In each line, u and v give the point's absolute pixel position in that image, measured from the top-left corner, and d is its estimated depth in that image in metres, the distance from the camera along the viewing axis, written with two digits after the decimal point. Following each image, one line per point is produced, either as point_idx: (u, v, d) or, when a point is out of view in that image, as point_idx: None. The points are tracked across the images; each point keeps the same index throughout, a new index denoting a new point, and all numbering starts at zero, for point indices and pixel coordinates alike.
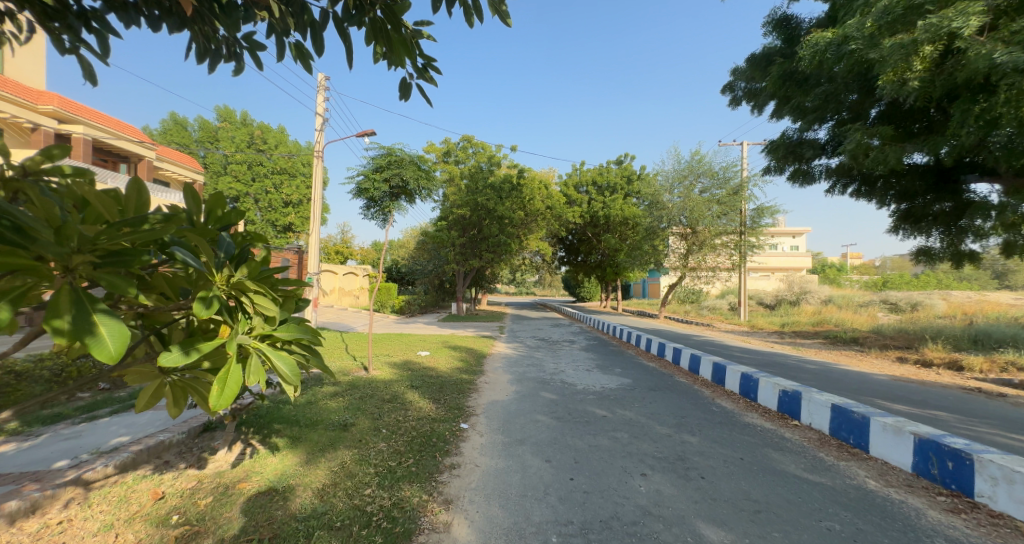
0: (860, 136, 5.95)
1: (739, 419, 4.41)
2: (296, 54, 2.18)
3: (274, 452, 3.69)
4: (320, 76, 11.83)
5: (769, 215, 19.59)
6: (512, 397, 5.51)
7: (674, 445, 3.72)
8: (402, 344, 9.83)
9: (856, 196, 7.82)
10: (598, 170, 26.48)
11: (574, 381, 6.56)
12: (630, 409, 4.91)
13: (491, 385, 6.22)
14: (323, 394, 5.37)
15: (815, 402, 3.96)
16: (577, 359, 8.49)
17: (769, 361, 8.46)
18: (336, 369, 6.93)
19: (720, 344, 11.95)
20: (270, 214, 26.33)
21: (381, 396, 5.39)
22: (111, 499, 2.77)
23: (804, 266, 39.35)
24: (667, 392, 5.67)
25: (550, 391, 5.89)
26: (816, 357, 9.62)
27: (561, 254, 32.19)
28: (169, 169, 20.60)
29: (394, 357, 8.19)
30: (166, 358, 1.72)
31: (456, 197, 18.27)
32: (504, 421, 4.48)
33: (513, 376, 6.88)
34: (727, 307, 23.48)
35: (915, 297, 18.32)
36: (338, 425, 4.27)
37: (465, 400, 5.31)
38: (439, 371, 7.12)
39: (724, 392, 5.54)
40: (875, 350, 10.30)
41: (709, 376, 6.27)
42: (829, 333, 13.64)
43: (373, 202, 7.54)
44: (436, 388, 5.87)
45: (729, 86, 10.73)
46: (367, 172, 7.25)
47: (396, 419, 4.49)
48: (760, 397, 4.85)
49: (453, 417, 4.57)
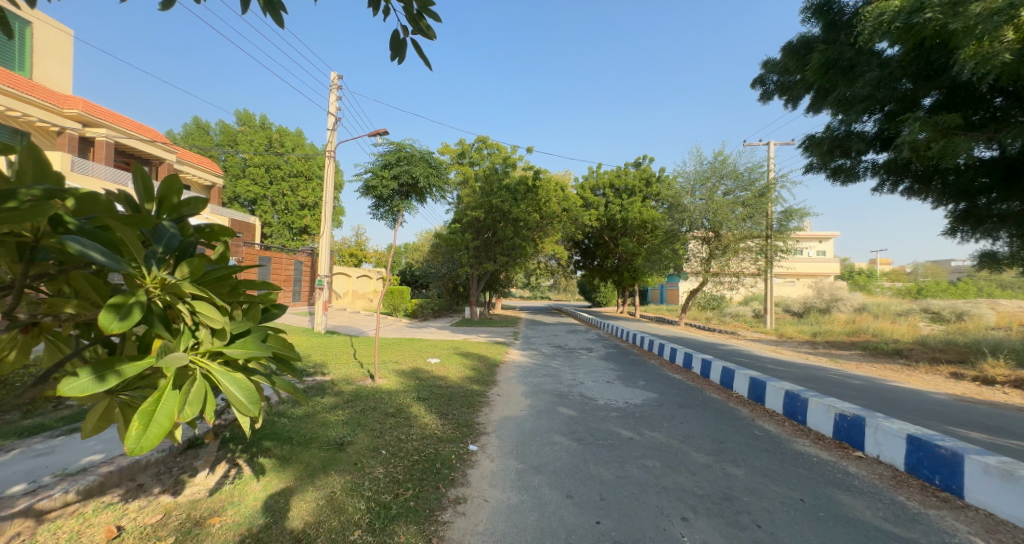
0: (919, 126, 5.11)
1: (787, 446, 3.84)
2: (264, 4, 1.76)
3: (260, 476, 3.28)
4: (333, 74, 11.57)
5: (798, 218, 18.67)
6: (527, 413, 5.02)
7: (718, 479, 3.18)
8: (412, 350, 9.43)
9: (907, 193, 7.23)
10: (616, 173, 25.85)
11: (594, 394, 6.03)
12: (659, 430, 4.38)
13: (504, 398, 5.73)
14: (322, 406, 4.97)
15: (884, 432, 3.37)
16: (596, 370, 7.95)
17: (808, 375, 7.76)
18: (339, 377, 6.53)
19: (750, 354, 11.21)
20: (287, 216, 26.50)
21: (384, 409, 4.96)
22: (59, 537, 2.36)
23: (832, 272, 37.92)
24: (699, 410, 5.10)
25: (568, 406, 5.38)
26: (856, 371, 8.89)
27: (577, 258, 31.61)
28: (190, 172, 20.82)
29: (402, 364, 7.78)
30: (69, 386, 1.27)
31: (471, 199, 17.95)
32: (518, 443, 4.00)
33: (528, 388, 6.39)
34: (751, 313, 22.58)
35: (958, 306, 17.18)
36: (335, 443, 3.85)
37: (476, 416, 4.83)
38: (449, 381, 6.67)
39: (765, 411, 4.95)
40: (921, 365, 9.49)
41: (744, 392, 5.67)
42: (867, 344, 12.76)
43: (382, 201, 7.18)
44: (444, 401, 5.42)
45: (761, 79, 10.19)
46: (375, 169, 6.91)
47: (398, 437, 4.05)
48: (810, 420, 4.27)
49: (461, 437, 4.11)
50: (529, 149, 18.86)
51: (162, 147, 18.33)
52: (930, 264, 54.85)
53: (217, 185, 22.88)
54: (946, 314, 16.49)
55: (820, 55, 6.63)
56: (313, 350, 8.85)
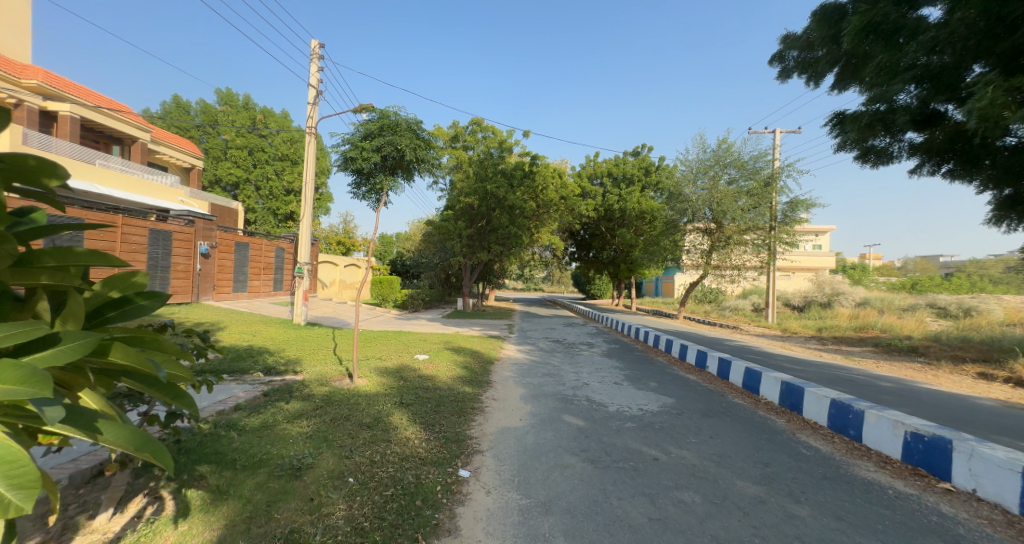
0: (997, 88, 4.35)
1: (851, 473, 3.12)
2: None
3: (182, 517, 2.46)
4: (313, 43, 10.52)
5: (803, 209, 18.09)
6: (528, 424, 4.28)
7: (781, 525, 2.44)
8: (399, 346, 8.63)
9: (949, 175, 6.61)
10: (614, 161, 25.06)
11: (602, 399, 5.28)
12: (688, 448, 3.65)
13: (501, 405, 4.96)
14: (285, 416, 4.14)
15: (984, 460, 2.67)
16: (600, 368, 7.24)
17: (831, 375, 7.11)
18: (312, 378, 5.70)
19: (760, 351, 10.56)
20: (271, 202, 25.42)
21: (359, 418, 4.16)
22: None
23: (828, 265, 37.72)
24: (729, 421, 4.38)
25: (575, 414, 4.64)
26: (877, 370, 8.29)
27: (572, 249, 30.93)
28: (165, 152, 19.70)
29: (386, 362, 6.97)
30: None
31: (465, 185, 17.07)
32: (520, 466, 3.26)
33: (527, 391, 5.64)
34: (750, 307, 22.07)
35: (966, 301, 16.77)
36: (290, 464, 3.06)
37: (467, 428, 4.06)
38: (438, 381, 5.91)
39: (805, 422, 4.24)
40: (943, 364, 8.90)
41: (774, 398, 4.98)
42: (878, 340, 12.20)
43: (364, 178, 6.35)
44: (431, 407, 4.64)
45: (778, 55, 9.53)
46: (354, 139, 6.03)
47: (371, 457, 3.28)
48: (868, 437, 3.57)
49: (450, 458, 3.34)
50: (525, 134, 17.96)
51: (133, 124, 17.33)
52: (919, 258, 55.19)
53: (197, 167, 21.74)
54: (953, 310, 16.06)
55: (860, 16, 5.85)
56: (288, 345, 7.98)
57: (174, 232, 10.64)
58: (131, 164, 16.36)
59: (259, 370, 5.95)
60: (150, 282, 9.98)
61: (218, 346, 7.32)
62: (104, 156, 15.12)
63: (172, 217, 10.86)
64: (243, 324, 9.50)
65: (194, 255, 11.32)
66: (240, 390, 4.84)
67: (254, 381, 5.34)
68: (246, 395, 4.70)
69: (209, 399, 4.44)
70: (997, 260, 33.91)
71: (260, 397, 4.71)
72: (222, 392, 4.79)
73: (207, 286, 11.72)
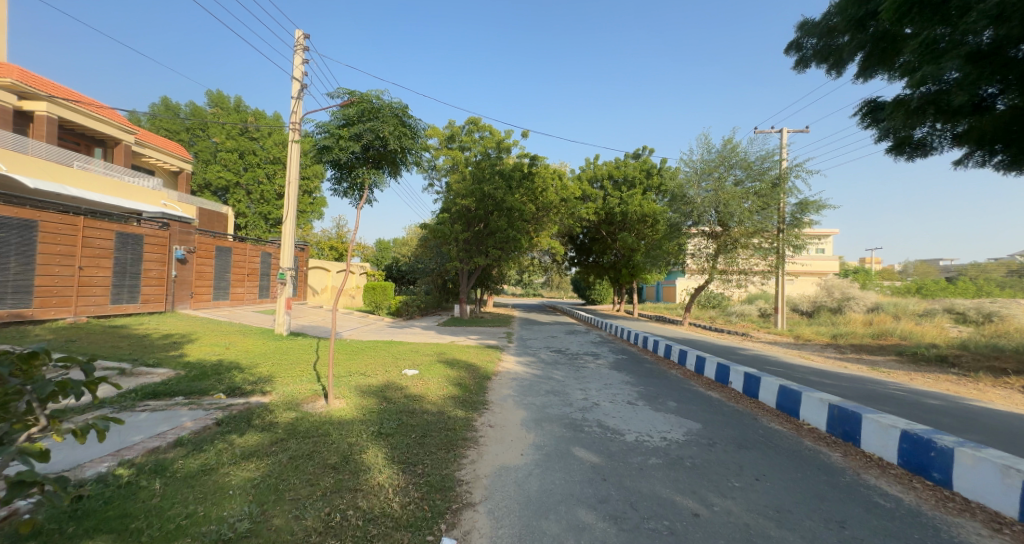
0: None
1: (958, 538, 2.37)
2: None
3: None
4: (298, 33, 9.84)
5: (814, 211, 17.41)
6: (531, 461, 3.52)
7: None
8: (387, 358, 7.86)
9: (1000, 165, 6.01)
10: (615, 164, 24.48)
11: (618, 425, 4.50)
12: (736, 498, 2.89)
13: (498, 434, 4.20)
14: (234, 454, 3.36)
15: None
16: (610, 384, 6.48)
17: (867, 391, 6.35)
18: (280, 400, 4.96)
19: (778, 361, 9.81)
20: (262, 206, 24.81)
21: (324, 455, 3.38)
22: None
23: (832, 269, 37.29)
24: (774, 456, 3.63)
25: (587, 446, 3.88)
26: (912, 383, 7.53)
27: (571, 254, 30.33)
28: (151, 155, 19.08)
29: (369, 379, 6.20)
30: None
31: (461, 187, 16.35)
32: (523, 529, 2.50)
33: (530, 415, 4.88)
34: (757, 313, 21.37)
35: (985, 305, 16.11)
36: (216, 534, 2.28)
37: (456, 469, 3.31)
38: (427, 402, 5.14)
39: (867, 458, 3.50)
40: (980, 376, 8.13)
41: (819, 423, 4.24)
42: (901, 348, 11.53)
43: (344, 172, 5.66)
44: (414, 440, 3.87)
45: (795, 44, 8.92)
46: (330, 126, 5.27)
47: (328, 518, 2.51)
48: (963, 483, 2.82)
49: (431, 517, 2.60)
50: (524, 134, 17.33)
51: (116, 126, 16.76)
52: (920, 261, 54.65)
53: (185, 170, 21.05)
54: (973, 315, 15.39)
55: None
56: (263, 358, 7.21)
57: (146, 235, 9.89)
58: (112, 166, 15.67)
59: (221, 391, 5.18)
60: (117, 289, 9.22)
61: (182, 360, 6.52)
62: (84, 158, 14.45)
63: (145, 219, 10.08)
64: (217, 335, 8.70)
65: (170, 260, 10.57)
66: (188, 419, 4.07)
67: (210, 406, 4.56)
68: (195, 424, 3.92)
69: (148, 432, 3.68)
70: (999, 263, 33.50)
71: (212, 427, 3.92)
72: (164, 421, 4.00)
73: (184, 293, 10.97)
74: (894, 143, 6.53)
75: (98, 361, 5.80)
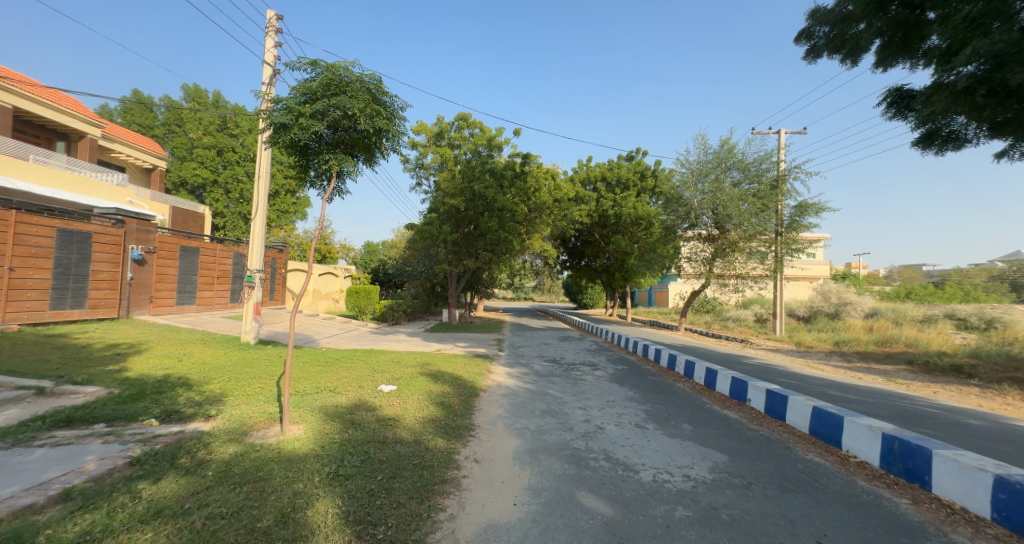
0: None
1: None
2: None
3: None
4: (269, 13, 8.99)
5: (813, 213, 16.89)
6: (527, 518, 2.73)
7: None
8: (363, 371, 7.02)
9: None
10: (609, 166, 23.86)
11: (629, 459, 3.75)
12: None
13: (486, 474, 3.41)
14: (135, 513, 2.51)
15: None
16: (613, 401, 5.73)
17: (896, 408, 5.71)
18: (225, 427, 4.14)
19: (787, 371, 9.16)
20: (242, 206, 23.78)
21: (256, 514, 2.57)
22: None
23: (823, 274, 37.27)
24: (830, 504, 2.90)
25: (595, 491, 3.11)
26: (937, 397, 6.91)
27: (563, 257, 29.70)
28: (121, 150, 18.04)
29: (338, 397, 5.37)
30: None
31: (449, 186, 15.58)
32: None
33: (524, 444, 4.10)
34: (753, 317, 20.93)
35: (985, 309, 15.82)
36: None
37: (427, 533, 2.52)
38: (403, 429, 4.32)
39: (950, 509, 2.79)
40: (1005, 389, 7.57)
41: (872, 456, 3.54)
42: (910, 356, 11.02)
43: (308, 159, 4.88)
44: (377, 486, 3.05)
45: (805, 31, 8.26)
46: (290, 102, 4.48)
47: None
48: None
49: None
50: (516, 132, 16.66)
51: (83, 119, 15.84)
52: (906, 265, 55.15)
53: (159, 167, 20.01)
54: (974, 321, 15.05)
55: None
56: (219, 372, 6.33)
57: (96, 234, 8.96)
58: (77, 161, 14.75)
59: (154, 416, 4.33)
60: (60, 293, 8.28)
61: (120, 376, 5.61)
62: (43, 152, 13.43)
63: (95, 215, 9.14)
64: (173, 344, 7.78)
65: (125, 260, 9.65)
66: (95, 459, 3.22)
67: (132, 437, 3.71)
68: (99, 467, 3.07)
69: (30, 480, 2.84)
70: (984, 268, 33.75)
71: (122, 470, 3.09)
72: (62, 461, 3.14)
73: (142, 297, 10.00)
74: (924, 134, 5.95)
75: (13, 379, 4.91)
